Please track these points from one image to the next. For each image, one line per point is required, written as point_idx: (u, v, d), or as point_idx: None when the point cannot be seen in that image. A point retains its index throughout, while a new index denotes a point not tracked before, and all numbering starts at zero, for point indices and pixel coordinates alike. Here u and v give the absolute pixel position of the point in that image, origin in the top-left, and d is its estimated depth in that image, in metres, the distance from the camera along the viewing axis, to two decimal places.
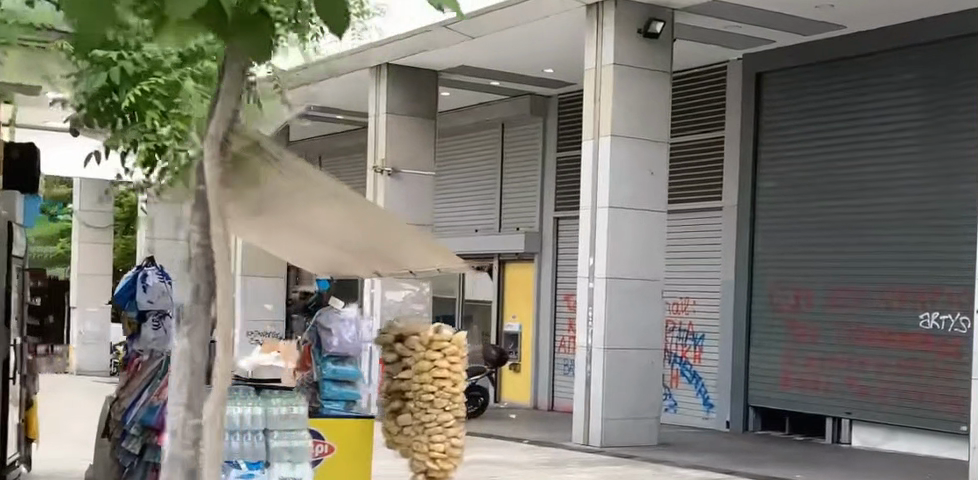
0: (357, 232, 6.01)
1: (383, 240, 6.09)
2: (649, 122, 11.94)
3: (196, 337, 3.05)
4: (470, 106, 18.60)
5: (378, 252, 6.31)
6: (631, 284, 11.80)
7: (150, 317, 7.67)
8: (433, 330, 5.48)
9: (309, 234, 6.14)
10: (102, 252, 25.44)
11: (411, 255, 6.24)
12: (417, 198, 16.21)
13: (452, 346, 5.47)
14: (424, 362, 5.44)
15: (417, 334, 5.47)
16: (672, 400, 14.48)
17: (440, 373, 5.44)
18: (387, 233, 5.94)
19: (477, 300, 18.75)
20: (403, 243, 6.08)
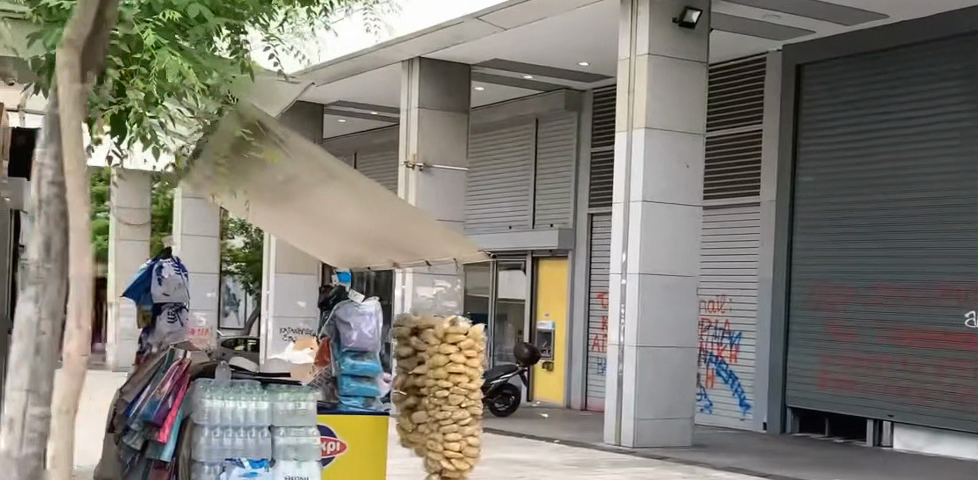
0: (370, 220, 5.76)
1: (397, 233, 5.83)
2: (684, 114, 11.62)
3: (48, 298, 3.69)
4: (503, 101, 18.31)
5: (390, 242, 6.06)
6: (665, 280, 11.49)
7: (166, 310, 7.42)
8: (449, 323, 5.21)
9: (321, 212, 5.91)
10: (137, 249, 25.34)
11: (424, 251, 5.97)
12: (449, 194, 15.93)
13: (468, 341, 5.20)
14: (438, 356, 5.18)
15: (432, 327, 5.22)
16: (707, 400, 14.15)
17: (454, 369, 5.17)
18: (401, 226, 5.68)
19: (509, 297, 18.47)
20: (416, 238, 5.81)
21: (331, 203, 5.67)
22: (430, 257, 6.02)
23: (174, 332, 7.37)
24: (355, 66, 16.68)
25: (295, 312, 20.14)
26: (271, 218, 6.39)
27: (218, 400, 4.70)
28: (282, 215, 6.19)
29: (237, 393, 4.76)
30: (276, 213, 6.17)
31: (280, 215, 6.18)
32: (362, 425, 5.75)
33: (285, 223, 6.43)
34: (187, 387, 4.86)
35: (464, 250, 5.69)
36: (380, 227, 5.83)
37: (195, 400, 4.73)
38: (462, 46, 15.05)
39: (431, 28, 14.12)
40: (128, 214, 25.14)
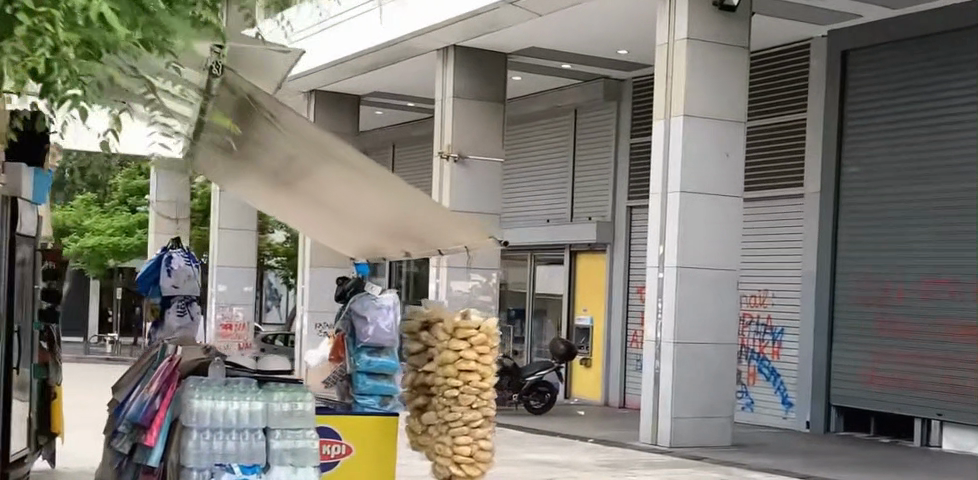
0: (376, 208, 5.33)
1: (405, 220, 5.39)
2: (724, 100, 11.17)
3: None
4: (541, 92, 17.89)
5: (400, 229, 5.62)
6: (704, 273, 11.06)
7: (176, 303, 7.07)
8: (459, 317, 4.84)
9: (329, 197, 5.48)
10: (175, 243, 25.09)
11: (434, 238, 5.53)
12: (483, 185, 15.49)
13: (480, 336, 4.82)
14: (448, 353, 4.80)
15: (441, 321, 4.85)
16: (749, 398, 13.70)
17: (465, 366, 4.78)
18: (407, 214, 5.24)
19: (547, 292, 18.06)
20: (426, 226, 5.37)
21: (334, 190, 5.24)
22: (441, 244, 5.58)
23: (184, 325, 7.03)
24: (391, 56, 16.32)
25: (329, 307, 19.83)
26: (281, 199, 5.99)
27: (209, 400, 4.36)
28: (290, 194, 5.77)
29: (230, 392, 4.41)
30: (285, 192, 5.76)
31: (288, 193, 5.77)
32: (368, 430, 5.40)
33: (296, 205, 6.02)
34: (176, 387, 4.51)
35: (475, 239, 5.26)
36: (389, 217, 5.44)
37: (184, 401, 4.39)
38: (498, 34, 14.64)
39: (466, 14, 13.71)
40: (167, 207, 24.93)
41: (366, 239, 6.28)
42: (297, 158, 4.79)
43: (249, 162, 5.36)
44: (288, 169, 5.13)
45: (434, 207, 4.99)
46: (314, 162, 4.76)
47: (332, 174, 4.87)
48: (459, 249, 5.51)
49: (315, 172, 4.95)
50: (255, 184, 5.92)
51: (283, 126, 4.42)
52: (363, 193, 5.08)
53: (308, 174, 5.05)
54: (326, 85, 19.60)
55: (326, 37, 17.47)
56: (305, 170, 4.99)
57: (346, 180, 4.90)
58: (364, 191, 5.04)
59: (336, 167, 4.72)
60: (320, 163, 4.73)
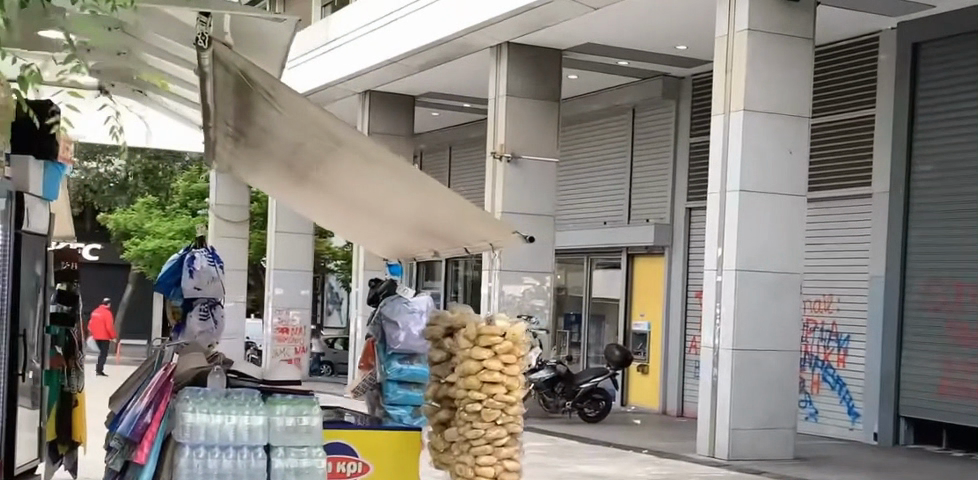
0: (395, 201, 4.96)
1: (426, 217, 5.02)
2: (787, 95, 10.61)
3: None
4: (598, 91, 17.35)
5: (422, 227, 5.25)
6: (764, 276, 10.52)
7: (198, 306, 6.68)
8: (485, 323, 4.39)
9: (346, 190, 5.13)
10: (234, 246, 24.83)
11: (458, 236, 5.16)
12: (538, 187, 14.90)
13: (506, 345, 4.35)
14: (470, 363, 4.35)
15: (465, 326, 4.41)
16: (812, 408, 13.12)
17: (489, 378, 4.32)
18: (425, 209, 4.88)
19: (604, 297, 17.55)
20: (447, 224, 5.00)
21: (350, 180, 4.89)
22: (466, 243, 5.21)
23: (206, 331, 6.63)
24: (444, 54, 15.90)
25: None
26: (305, 193, 5.66)
27: (203, 414, 3.95)
28: (310, 187, 5.44)
29: (228, 405, 4.00)
30: (307, 186, 5.43)
31: (309, 187, 5.44)
32: (385, 441, 5.00)
33: (321, 201, 5.68)
34: (168, 401, 4.10)
35: (497, 237, 4.89)
36: (413, 213, 5.04)
37: (176, 413, 3.98)
38: (551, 30, 14.16)
39: (519, 10, 13.24)
40: (225, 211, 24.79)
41: (397, 242, 5.87)
42: (307, 143, 4.45)
43: (265, 150, 5.05)
44: (299, 156, 4.79)
45: (450, 205, 4.63)
46: (323, 148, 4.43)
47: (344, 161, 4.53)
48: (486, 247, 5.11)
49: (326, 158, 4.62)
50: (278, 175, 5.59)
51: (282, 111, 4.09)
52: (377, 184, 4.73)
53: (321, 161, 4.71)
54: (380, 86, 19.21)
55: (379, 36, 17.09)
56: (318, 156, 4.66)
57: (358, 168, 4.55)
58: (379, 182, 4.69)
59: (346, 153, 4.38)
60: (330, 149, 4.40)
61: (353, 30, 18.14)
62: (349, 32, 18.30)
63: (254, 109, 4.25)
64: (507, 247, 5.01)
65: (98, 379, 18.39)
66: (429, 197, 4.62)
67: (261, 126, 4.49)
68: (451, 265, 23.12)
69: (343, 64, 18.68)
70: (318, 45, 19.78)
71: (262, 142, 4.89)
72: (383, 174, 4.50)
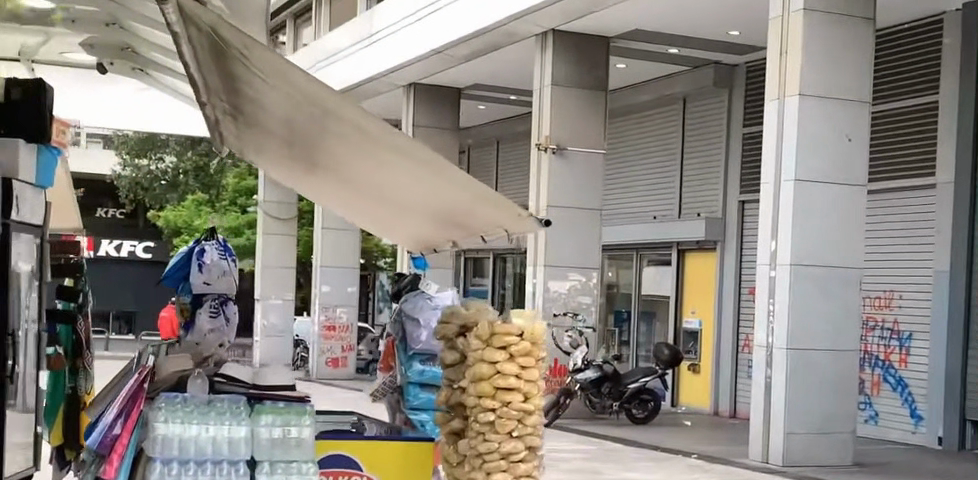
0: (404, 186, 4.51)
1: (436, 202, 4.56)
2: (848, 78, 10.01)
3: None
4: (647, 81, 16.75)
5: (435, 215, 4.79)
6: (823, 271, 9.92)
7: (208, 302, 6.17)
8: (498, 321, 3.89)
9: (351, 173, 4.68)
10: (281, 243, 24.41)
11: (473, 224, 4.70)
12: (585, 180, 14.30)
13: (522, 345, 3.85)
14: (482, 366, 3.83)
15: (476, 324, 3.91)
16: (872, 410, 12.50)
17: (503, 383, 3.81)
18: (434, 192, 4.42)
19: (654, 294, 16.95)
20: (460, 209, 4.54)
21: (353, 162, 4.44)
22: (484, 230, 4.74)
23: (219, 328, 6.16)
24: (489, 43, 15.32)
25: None
26: (315, 182, 5.20)
27: (176, 425, 3.50)
28: (317, 173, 4.99)
29: (206, 415, 3.56)
30: (316, 172, 4.98)
31: (316, 174, 4.99)
32: (390, 454, 4.38)
33: (332, 190, 5.22)
34: (141, 408, 3.60)
35: (513, 221, 4.42)
36: (424, 198, 4.59)
37: (147, 424, 3.52)
38: (597, 17, 13.56)
39: None
40: (273, 208, 24.36)
41: (415, 234, 5.41)
42: (298, 116, 4.02)
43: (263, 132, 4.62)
44: (297, 136, 4.36)
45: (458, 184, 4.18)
46: (316, 122, 4.00)
47: (341, 135, 4.10)
48: (502, 232, 4.65)
49: (323, 136, 4.18)
50: (285, 163, 5.14)
51: (264, 72, 3.67)
52: (381, 162, 4.28)
53: (319, 140, 4.28)
54: (425, 78, 18.69)
55: (421, 27, 16.57)
56: (315, 134, 4.22)
57: (356, 142, 4.11)
58: (383, 161, 4.24)
59: (341, 124, 3.95)
60: (322, 121, 3.96)
61: (396, 21, 17.62)
62: (391, 23, 17.77)
63: (239, 79, 3.85)
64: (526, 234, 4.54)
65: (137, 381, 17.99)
66: (436, 176, 4.18)
67: (253, 102, 4.08)
68: (499, 261, 22.59)
69: (387, 56, 18.17)
70: (361, 37, 19.27)
71: (260, 124, 4.48)
72: (384, 147, 4.06)
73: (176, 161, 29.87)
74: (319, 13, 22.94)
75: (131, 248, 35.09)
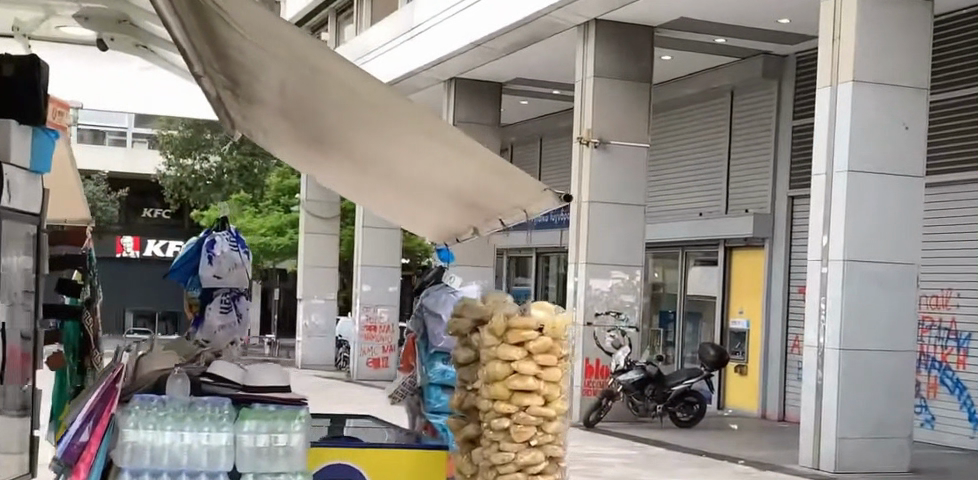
0: (412, 163, 4.16)
1: (447, 180, 4.20)
2: (905, 63, 9.50)
3: None
4: (694, 74, 16.22)
5: (450, 197, 4.43)
6: (879, 268, 9.42)
7: (219, 296, 5.73)
8: (515, 313, 3.46)
9: (357, 152, 4.32)
10: (324, 243, 24.06)
11: (489, 205, 4.34)
12: (629, 175, 13.81)
13: (541, 340, 3.42)
14: (495, 364, 3.42)
15: (490, 318, 3.49)
16: (928, 414, 11.94)
17: (520, 385, 3.38)
18: (443, 167, 4.07)
19: (701, 294, 16.43)
20: (472, 187, 4.18)
21: (356, 137, 4.10)
22: (501, 212, 4.38)
23: (229, 325, 5.72)
24: (530, 35, 14.84)
25: None
26: (326, 168, 4.85)
27: (149, 430, 3.11)
28: (327, 157, 4.65)
29: (184, 419, 3.17)
30: (326, 155, 4.63)
31: (326, 158, 4.64)
32: (397, 461, 3.96)
33: (346, 178, 4.85)
34: (114, 410, 3.14)
35: (526, 195, 4.07)
36: (436, 178, 4.23)
37: (116, 430, 3.13)
38: (641, 5, 13.05)
39: None
40: (315, 207, 23.93)
41: (433, 223, 5.04)
42: (290, 80, 3.70)
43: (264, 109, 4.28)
44: (296, 111, 4.03)
45: (464, 151, 3.84)
46: (311, 84, 3.68)
47: (337, 100, 3.77)
48: (521, 212, 4.27)
49: (321, 103, 3.84)
50: (295, 149, 4.79)
51: (247, 26, 3.35)
52: (382, 132, 3.94)
53: (317, 111, 3.94)
54: (466, 73, 18.20)
55: (460, 19, 16.13)
56: (315, 105, 3.89)
57: (354, 106, 3.78)
58: (384, 129, 3.91)
59: (334, 82, 3.63)
60: (317, 79, 3.63)
61: (434, 14, 17.16)
62: (430, 17, 17.31)
63: (224, 42, 3.53)
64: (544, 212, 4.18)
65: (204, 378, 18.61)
66: (440, 142, 3.84)
67: (244, 74, 3.76)
68: (542, 260, 22.11)
69: (426, 51, 17.73)
70: (400, 32, 18.81)
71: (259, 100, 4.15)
72: (382, 109, 3.73)
73: (221, 160, 29.45)
74: (360, 9, 22.51)
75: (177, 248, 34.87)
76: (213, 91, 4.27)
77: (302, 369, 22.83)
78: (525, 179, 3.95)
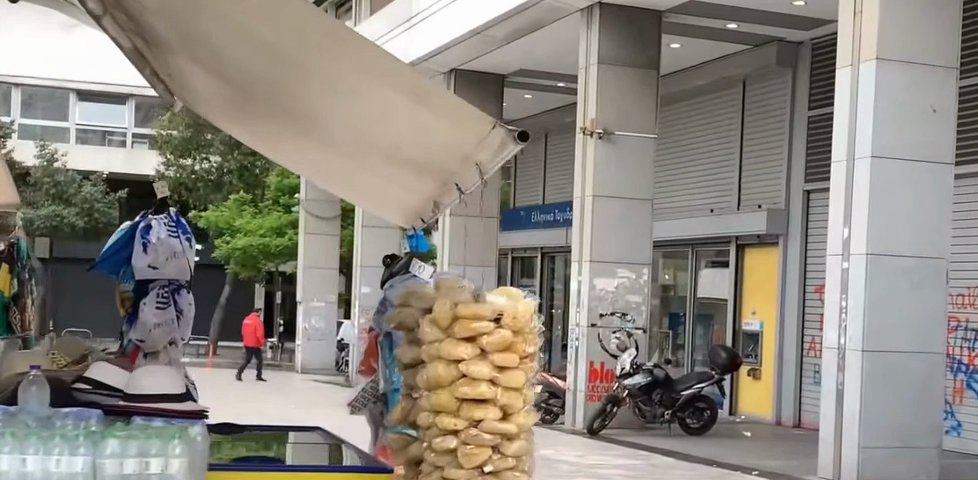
0: (336, 110, 3.52)
1: (377, 131, 3.52)
2: (932, 39, 8.72)
3: None
4: (704, 63, 15.41)
5: (399, 161, 3.71)
6: (905, 263, 8.64)
7: (158, 290, 4.96)
8: (465, 304, 3.03)
9: (285, 108, 3.73)
10: (325, 244, 23.25)
11: (435, 164, 3.61)
12: (636, 168, 13.03)
13: (497, 335, 2.97)
14: (439, 366, 2.99)
15: (434, 310, 3.07)
16: (954, 421, 11.17)
17: (469, 391, 2.95)
18: (365, 110, 3.42)
19: (711, 295, 15.68)
20: (410, 139, 3.50)
21: (268, 78, 3.52)
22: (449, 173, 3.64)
23: (166, 323, 4.94)
24: (531, 21, 14.10)
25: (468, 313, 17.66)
26: (274, 145, 4.21)
27: None
28: (277, 134, 4.07)
29: (23, 437, 2.42)
30: (266, 127, 4.02)
31: (275, 133, 4.06)
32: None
33: (300, 155, 4.22)
34: None
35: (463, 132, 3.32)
36: (370, 133, 3.57)
37: None
38: None
39: None
40: (316, 207, 23.12)
41: (400, 211, 4.34)
42: None
43: (175, 62, 3.76)
44: (200, 49, 3.50)
45: (368, 69, 3.22)
46: None
47: (219, 15, 3.23)
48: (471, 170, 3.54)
49: (209, 21, 3.30)
50: (239, 125, 4.20)
51: None
52: (282, 59, 3.34)
53: (216, 42, 3.40)
54: (466, 64, 17.44)
55: (457, 7, 15.36)
56: (211, 33, 3.37)
57: (239, 22, 3.23)
58: (288, 54, 3.31)
59: None
60: None
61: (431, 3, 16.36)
62: (426, 6, 16.50)
63: None
64: (489, 154, 3.40)
65: (200, 390, 17.87)
66: (340, 61, 3.24)
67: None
68: (547, 260, 21.34)
69: (422, 42, 16.96)
70: (396, 24, 17.97)
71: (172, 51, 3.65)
72: (268, 19, 3.17)
73: (222, 160, 28.69)
74: (359, 3, 21.71)
75: None
76: (126, 45, 3.81)
77: (302, 375, 22.16)
78: (449, 108, 3.25)
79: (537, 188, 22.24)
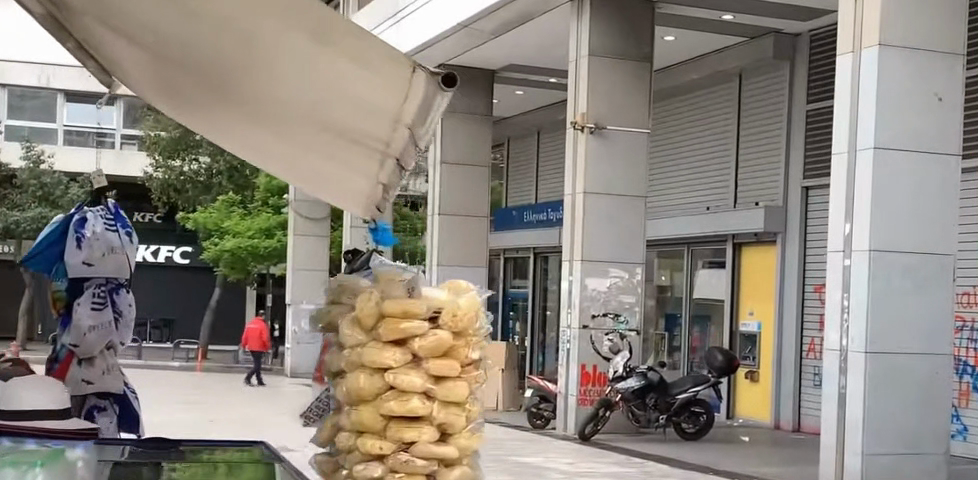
0: (260, 77, 3.03)
1: (300, 96, 3.01)
2: (936, 22, 8.26)
3: None
4: (698, 56, 14.95)
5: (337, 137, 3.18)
6: (909, 260, 8.18)
7: (94, 290, 4.48)
8: (397, 298, 2.72)
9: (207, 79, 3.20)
10: (314, 245, 22.75)
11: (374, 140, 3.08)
12: (629, 163, 12.56)
13: (432, 338, 2.66)
14: (361, 376, 2.67)
15: (360, 306, 2.73)
16: (959, 424, 10.72)
17: (399, 407, 2.63)
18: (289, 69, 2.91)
19: (708, 296, 15.22)
20: (340, 110, 2.99)
21: (181, 39, 3.00)
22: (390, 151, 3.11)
23: (102, 326, 4.45)
24: (520, 13, 13.63)
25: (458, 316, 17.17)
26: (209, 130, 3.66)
27: None
28: (209, 117, 3.53)
29: None
30: (194, 110, 3.51)
31: (206, 114, 3.52)
32: None
33: (237, 142, 3.68)
34: None
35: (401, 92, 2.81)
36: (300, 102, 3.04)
37: None
38: None
39: None
40: (305, 207, 22.62)
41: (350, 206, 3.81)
42: None
43: (84, 32, 3.27)
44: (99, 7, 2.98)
45: (276, 8, 2.73)
46: None
47: None
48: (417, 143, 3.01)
49: None
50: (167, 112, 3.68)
51: None
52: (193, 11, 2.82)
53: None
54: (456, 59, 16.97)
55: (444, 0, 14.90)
56: None
57: None
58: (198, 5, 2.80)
59: None
60: None
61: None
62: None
63: None
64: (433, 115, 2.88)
65: (185, 395, 17.41)
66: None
67: None
68: (540, 260, 20.91)
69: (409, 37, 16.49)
70: (383, 19, 17.49)
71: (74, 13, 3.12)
72: None
73: (211, 161, 28.23)
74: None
75: (169, 253, 33.45)
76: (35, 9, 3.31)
77: (291, 380, 21.66)
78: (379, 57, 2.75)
79: (530, 187, 21.77)
